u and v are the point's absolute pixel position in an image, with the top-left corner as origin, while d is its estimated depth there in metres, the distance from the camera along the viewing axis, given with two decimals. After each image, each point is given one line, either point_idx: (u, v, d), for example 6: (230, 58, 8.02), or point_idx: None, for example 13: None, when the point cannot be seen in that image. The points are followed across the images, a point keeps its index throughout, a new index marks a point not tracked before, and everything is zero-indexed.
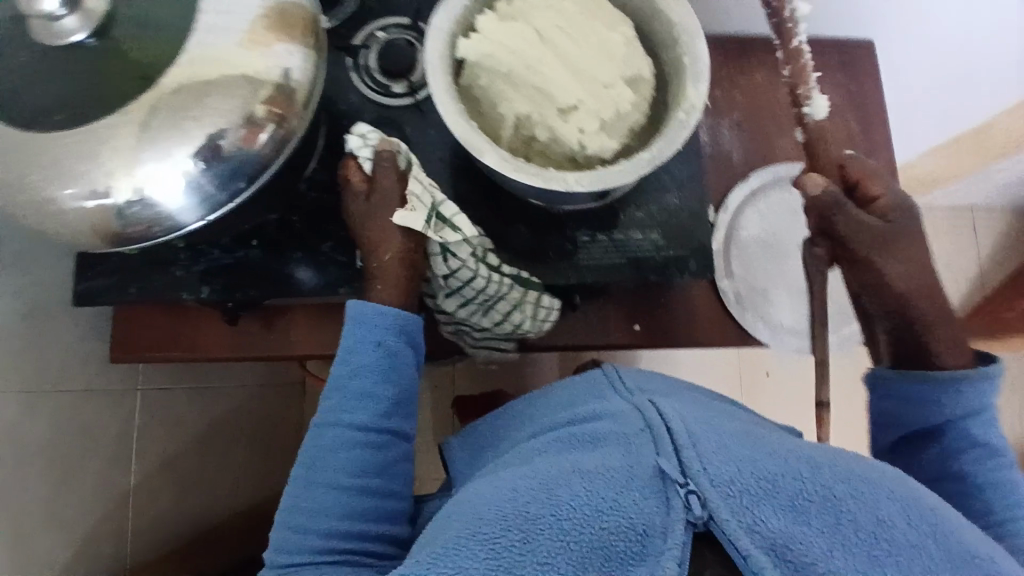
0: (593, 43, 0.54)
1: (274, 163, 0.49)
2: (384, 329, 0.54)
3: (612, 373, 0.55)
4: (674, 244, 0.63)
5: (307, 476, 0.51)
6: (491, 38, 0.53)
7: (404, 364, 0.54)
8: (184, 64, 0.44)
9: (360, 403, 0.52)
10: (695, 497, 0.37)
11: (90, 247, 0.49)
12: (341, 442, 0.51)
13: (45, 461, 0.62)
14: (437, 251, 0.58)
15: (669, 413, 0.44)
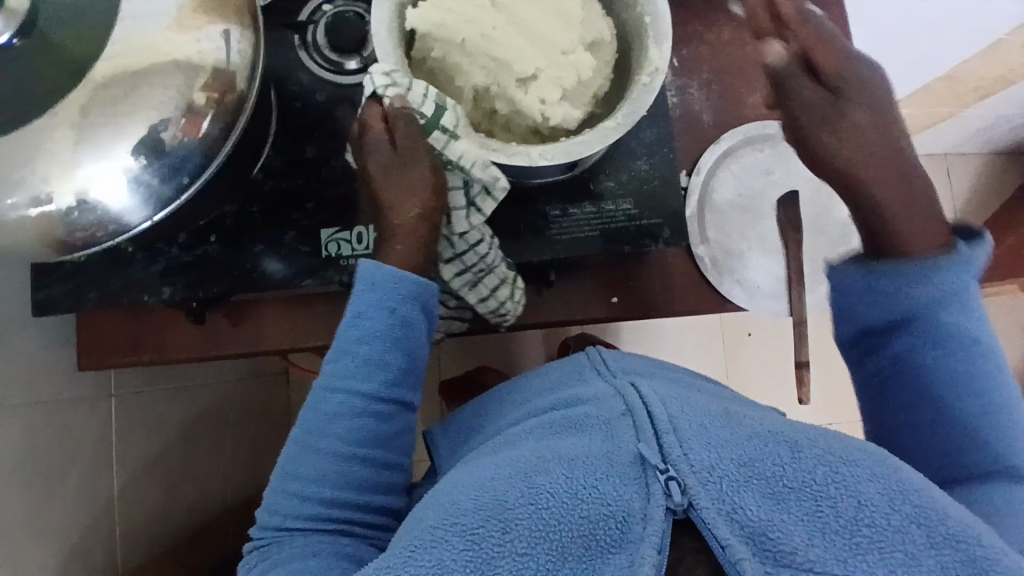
0: (549, 6, 0.52)
1: (222, 152, 0.47)
2: (396, 295, 0.50)
3: (596, 356, 0.55)
4: (648, 212, 0.62)
5: (306, 439, 0.49)
6: (442, 7, 0.51)
7: (416, 333, 0.51)
8: (112, 57, 0.41)
9: (369, 370, 0.49)
10: (675, 483, 0.36)
11: (38, 256, 0.47)
12: (345, 409, 0.49)
13: (22, 477, 0.60)
14: (461, 207, 0.54)
15: (652, 397, 0.44)
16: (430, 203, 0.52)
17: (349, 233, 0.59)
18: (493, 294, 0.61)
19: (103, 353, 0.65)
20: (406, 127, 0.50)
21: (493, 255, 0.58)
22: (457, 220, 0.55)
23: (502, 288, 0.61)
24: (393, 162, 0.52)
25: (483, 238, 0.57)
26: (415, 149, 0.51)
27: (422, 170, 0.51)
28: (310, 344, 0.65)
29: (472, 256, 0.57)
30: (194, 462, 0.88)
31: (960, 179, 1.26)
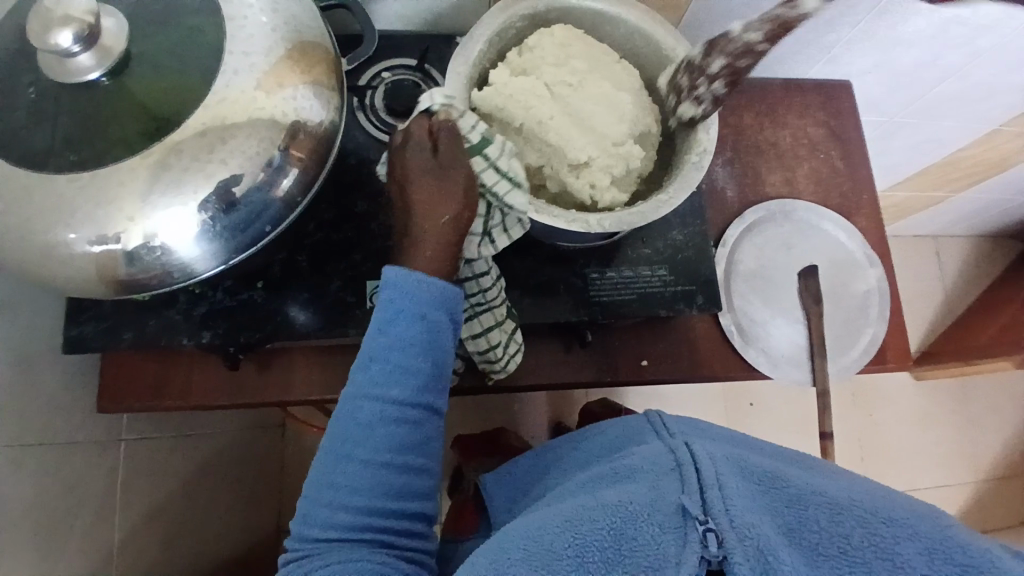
0: (603, 100, 0.55)
1: (296, 207, 0.48)
2: (423, 300, 0.45)
3: (658, 421, 0.53)
4: (682, 278, 0.64)
5: (339, 448, 0.45)
6: (503, 91, 0.53)
7: (447, 337, 0.47)
8: (208, 106, 0.42)
9: (398, 378, 0.45)
10: (712, 534, 0.37)
11: (91, 293, 0.47)
12: (376, 418, 0.45)
13: (30, 527, 0.57)
14: (478, 232, 0.51)
15: (702, 453, 0.45)
16: (462, 216, 0.46)
17: None
18: (485, 337, 0.57)
19: (125, 396, 0.63)
20: (451, 138, 0.46)
21: (494, 293, 0.55)
22: (471, 247, 0.51)
23: (495, 334, 0.57)
24: (431, 170, 0.46)
25: (488, 270, 0.54)
26: (450, 163, 0.46)
27: (459, 183, 0.46)
28: (340, 394, 0.65)
29: (473, 287, 0.54)
30: (191, 514, 0.84)
31: (945, 262, 1.33)
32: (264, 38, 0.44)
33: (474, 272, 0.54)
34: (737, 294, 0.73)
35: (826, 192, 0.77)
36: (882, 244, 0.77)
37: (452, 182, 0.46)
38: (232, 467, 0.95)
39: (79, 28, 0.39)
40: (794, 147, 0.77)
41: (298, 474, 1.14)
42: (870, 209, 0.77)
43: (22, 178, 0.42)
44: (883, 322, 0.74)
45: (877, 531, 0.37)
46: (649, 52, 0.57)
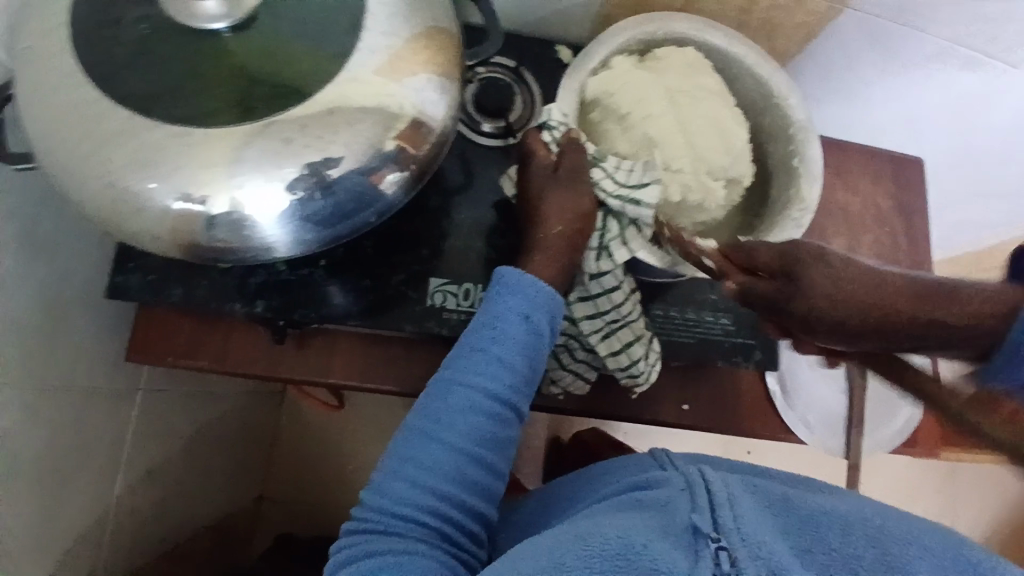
0: (714, 126, 0.54)
1: (394, 200, 0.46)
2: (532, 301, 0.46)
3: (659, 452, 0.54)
4: (744, 332, 0.63)
5: (424, 425, 0.44)
6: (624, 77, 0.53)
7: (546, 345, 0.47)
8: (337, 87, 0.40)
9: (495, 369, 0.44)
10: (725, 553, 0.36)
11: (158, 247, 0.44)
12: (468, 405, 0.44)
13: (40, 476, 0.54)
14: (594, 246, 0.52)
15: (716, 476, 0.43)
16: (580, 220, 0.50)
17: (456, 287, 0.59)
18: (626, 354, 0.55)
19: (156, 352, 0.60)
20: (577, 155, 0.50)
21: (629, 307, 0.54)
22: (589, 261, 0.52)
23: (637, 347, 0.55)
24: (553, 180, 0.51)
25: (618, 285, 0.53)
26: (572, 172, 0.50)
27: (582, 190, 0.50)
28: (377, 386, 0.62)
29: (605, 303, 0.53)
30: (185, 476, 0.81)
31: None
32: (397, 23, 0.42)
33: (604, 289, 0.53)
34: (784, 353, 0.72)
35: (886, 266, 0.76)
36: None
37: (571, 196, 0.50)
38: (230, 431, 0.93)
39: None
40: (863, 216, 0.76)
41: (288, 448, 1.12)
42: None
43: (123, 122, 0.39)
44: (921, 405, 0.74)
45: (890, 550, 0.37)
46: (759, 99, 0.56)
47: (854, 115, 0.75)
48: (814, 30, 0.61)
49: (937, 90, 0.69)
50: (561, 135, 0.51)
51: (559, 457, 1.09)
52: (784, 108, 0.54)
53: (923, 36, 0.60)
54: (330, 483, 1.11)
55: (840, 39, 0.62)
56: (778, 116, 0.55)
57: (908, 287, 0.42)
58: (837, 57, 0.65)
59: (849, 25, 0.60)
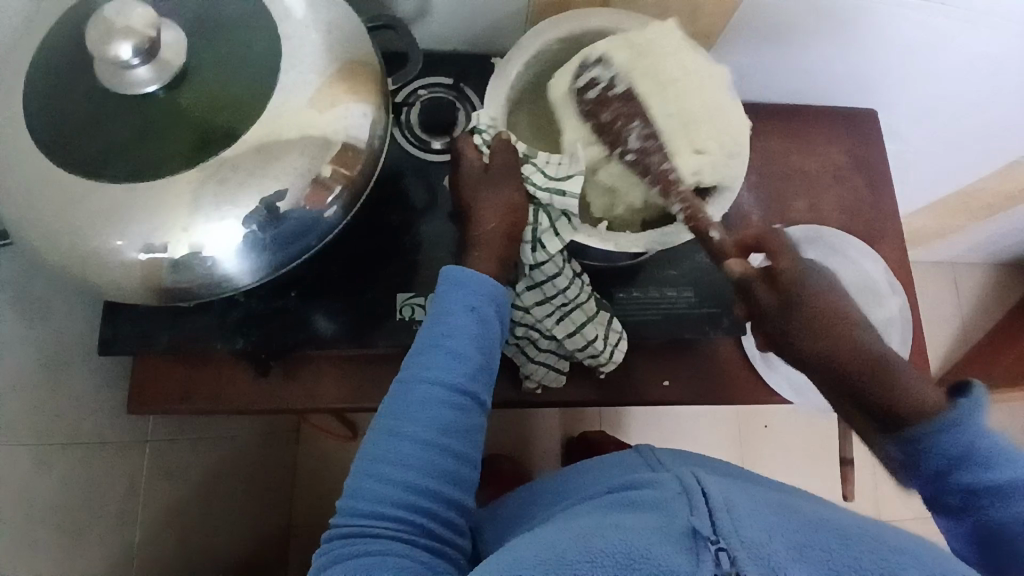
0: None
1: (340, 221, 0.49)
2: (478, 294, 0.50)
3: (646, 451, 0.56)
4: (708, 302, 0.65)
5: (392, 425, 0.46)
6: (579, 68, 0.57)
7: (495, 332, 0.50)
8: (266, 123, 0.44)
9: (452, 363, 0.48)
10: (726, 555, 0.37)
11: (130, 297, 0.47)
12: (429, 399, 0.47)
13: (56, 528, 0.57)
14: (528, 240, 0.55)
15: (708, 479, 0.44)
16: (513, 217, 0.53)
17: (423, 298, 0.62)
18: (581, 334, 0.59)
19: (154, 398, 0.63)
20: (504, 152, 0.54)
21: (578, 290, 0.58)
22: (526, 253, 0.56)
23: (591, 328, 0.59)
24: (484, 180, 0.54)
25: (560, 272, 0.57)
26: (501, 173, 0.54)
27: (513, 187, 0.54)
28: (365, 403, 0.65)
29: (550, 288, 0.57)
30: (205, 518, 0.85)
31: (963, 287, 1.33)
32: (316, 60, 0.46)
33: (548, 276, 0.56)
34: None
35: (852, 218, 0.77)
36: (905, 272, 0.77)
37: (502, 191, 0.53)
38: (247, 470, 0.97)
39: (138, 41, 0.41)
40: (821, 173, 0.77)
41: (312, 481, 1.15)
42: (894, 238, 0.77)
43: (77, 184, 0.43)
44: (906, 350, 0.75)
45: (882, 557, 0.37)
46: None
47: (795, 79, 0.76)
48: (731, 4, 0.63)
49: (868, 40, 0.70)
50: (491, 138, 0.55)
51: (573, 454, 1.11)
52: None
53: None
54: None
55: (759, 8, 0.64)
56: None
57: (874, 350, 0.47)
58: (765, 25, 0.67)
59: None
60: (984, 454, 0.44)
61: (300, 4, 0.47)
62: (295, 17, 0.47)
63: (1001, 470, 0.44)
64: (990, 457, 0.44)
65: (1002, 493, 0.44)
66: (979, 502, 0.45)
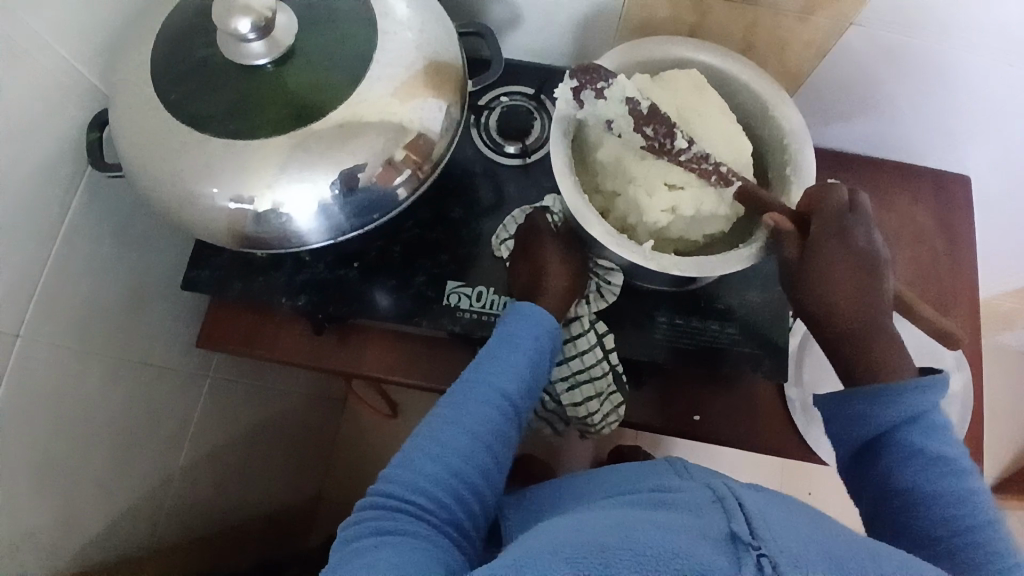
0: (721, 139, 0.56)
1: (406, 201, 0.53)
2: (543, 325, 0.56)
3: (679, 464, 0.57)
4: (752, 342, 0.64)
5: (445, 415, 0.52)
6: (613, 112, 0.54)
7: (546, 364, 0.56)
8: (349, 104, 0.49)
9: (511, 374, 0.54)
10: (766, 560, 0.37)
11: (219, 241, 0.53)
12: (486, 400, 0.53)
13: (114, 434, 0.64)
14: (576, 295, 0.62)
15: (740, 491, 0.45)
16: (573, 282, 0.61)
17: (470, 289, 0.65)
18: (584, 406, 0.63)
19: (220, 338, 0.69)
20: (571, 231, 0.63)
21: (596, 367, 0.62)
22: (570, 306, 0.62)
23: (594, 403, 0.63)
24: (564, 250, 0.62)
25: (585, 337, 0.62)
26: (579, 251, 0.62)
27: (577, 259, 0.62)
28: (402, 379, 0.69)
29: (571, 350, 0.62)
30: (245, 462, 0.92)
31: None
32: (408, 57, 0.51)
33: (573, 335, 0.62)
34: (807, 369, 0.71)
35: (923, 285, 0.74)
36: (972, 350, 0.73)
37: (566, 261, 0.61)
38: (290, 428, 1.03)
39: (256, 18, 0.46)
40: (899, 234, 0.75)
41: (346, 453, 1.21)
42: (966, 314, 0.74)
43: (184, 135, 0.49)
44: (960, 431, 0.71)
45: None
46: (757, 113, 0.59)
47: (883, 134, 0.74)
48: (821, 48, 0.63)
49: (965, 104, 0.68)
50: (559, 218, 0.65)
51: None
52: (778, 120, 0.57)
53: (937, 50, 0.61)
54: None
55: (849, 56, 0.63)
56: (773, 128, 0.58)
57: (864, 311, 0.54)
58: (854, 73, 0.66)
59: (859, 43, 0.61)
60: (923, 423, 0.51)
61: (401, 5, 0.52)
62: (394, 14, 0.52)
63: (935, 441, 0.51)
64: (932, 426, 0.51)
65: (930, 460, 0.50)
66: (909, 462, 0.50)
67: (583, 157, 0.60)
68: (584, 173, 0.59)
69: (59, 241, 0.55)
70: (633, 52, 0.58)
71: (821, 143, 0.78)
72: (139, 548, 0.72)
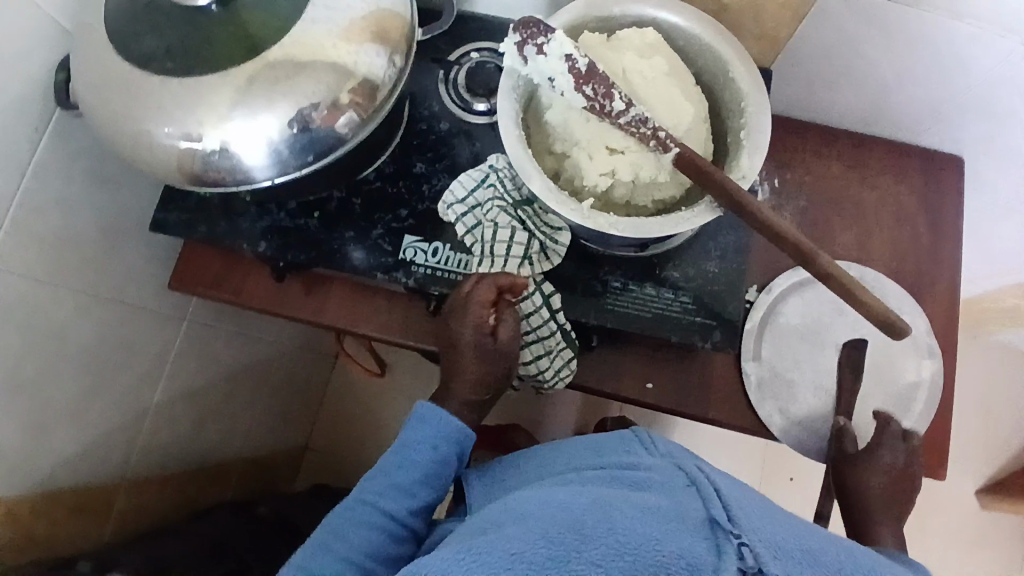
0: (670, 99, 0.55)
1: (348, 145, 0.53)
2: (443, 433, 0.56)
3: (643, 438, 0.53)
4: (704, 311, 0.63)
5: (328, 540, 0.54)
6: (555, 70, 0.53)
7: (448, 475, 0.56)
8: (288, 44, 0.50)
9: (399, 495, 0.55)
10: (747, 549, 0.36)
11: (171, 182, 0.54)
12: (368, 520, 0.54)
13: (84, 365, 0.68)
14: (520, 255, 0.63)
15: (710, 476, 0.44)
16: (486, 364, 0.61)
17: (427, 244, 0.65)
18: (534, 364, 0.64)
19: (191, 281, 0.72)
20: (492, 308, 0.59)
21: (543, 326, 0.63)
22: (512, 266, 0.63)
23: (544, 360, 0.64)
24: (490, 349, 0.60)
25: (530, 296, 0.62)
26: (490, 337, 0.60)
27: (493, 339, 0.60)
28: (361, 331, 0.70)
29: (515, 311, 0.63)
30: (224, 408, 0.96)
31: None
32: (351, 4, 0.51)
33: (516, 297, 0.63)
34: (767, 345, 0.69)
35: (898, 267, 0.72)
36: (946, 337, 0.71)
37: (480, 343, 0.60)
38: (274, 380, 1.06)
39: None
40: (879, 213, 0.72)
41: (335, 407, 1.24)
42: (941, 299, 0.71)
43: (132, 75, 0.50)
44: (926, 420, 0.69)
45: None
46: (718, 77, 0.58)
47: (869, 106, 0.71)
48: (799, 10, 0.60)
49: (952, 77, 0.64)
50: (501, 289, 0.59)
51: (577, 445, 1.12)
52: (736, 82, 0.56)
53: (919, 17, 0.57)
54: (364, 446, 1.21)
55: (829, 20, 0.60)
56: (732, 90, 0.57)
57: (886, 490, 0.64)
58: (835, 39, 0.63)
59: (835, 7, 0.58)
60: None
61: None
62: None
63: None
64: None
65: None
66: None
67: (534, 117, 0.59)
68: (534, 134, 0.59)
69: (26, 175, 0.57)
70: (590, 7, 0.56)
71: (807, 115, 0.75)
72: (110, 477, 0.76)
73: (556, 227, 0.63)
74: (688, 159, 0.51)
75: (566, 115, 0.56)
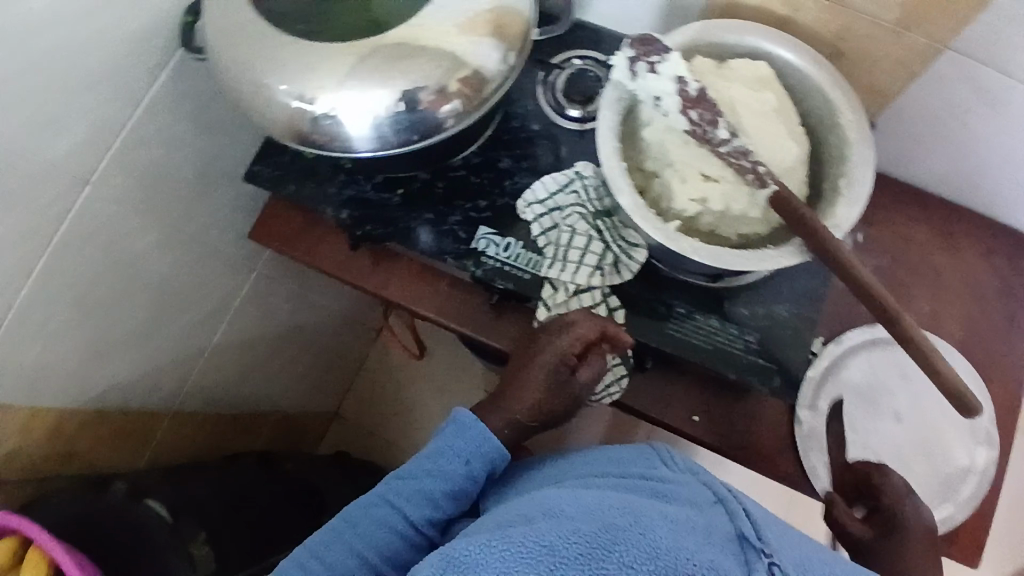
0: (771, 136, 0.55)
1: (449, 131, 0.54)
2: (478, 449, 0.56)
3: (663, 450, 0.53)
4: (767, 353, 0.62)
5: (346, 531, 0.55)
6: (664, 89, 0.54)
7: (474, 490, 0.56)
8: (412, 27, 0.52)
9: (421, 503, 0.55)
10: (777, 568, 0.38)
11: (277, 138, 0.55)
12: (388, 522, 0.55)
13: (152, 298, 0.71)
14: (592, 265, 0.63)
15: (731, 494, 0.46)
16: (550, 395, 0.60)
17: (500, 239, 0.66)
18: None
19: (268, 235, 0.74)
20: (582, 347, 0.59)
21: None
22: (582, 274, 0.63)
23: None
24: (562, 384, 0.60)
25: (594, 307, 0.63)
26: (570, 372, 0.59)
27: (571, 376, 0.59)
28: (420, 311, 0.71)
29: None
30: (268, 363, 0.98)
31: None
32: None
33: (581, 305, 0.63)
34: (825, 396, 0.68)
35: (969, 345, 0.70)
36: (1008, 426, 0.68)
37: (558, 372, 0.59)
38: (319, 344, 1.09)
39: None
40: (958, 287, 0.70)
41: (369, 381, 1.26)
42: (1009, 386, 0.69)
43: (261, 32, 0.53)
44: (971, 508, 0.66)
45: None
46: (823, 122, 0.57)
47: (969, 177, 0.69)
48: (918, 70, 0.59)
49: None
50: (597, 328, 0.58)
51: None
52: (842, 129, 0.55)
53: None
54: (390, 424, 1.23)
55: (945, 85, 0.59)
56: (837, 137, 0.56)
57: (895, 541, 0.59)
58: (948, 105, 0.61)
59: (954, 72, 0.57)
60: None
61: None
62: None
63: None
64: None
65: None
66: None
67: (631, 133, 0.59)
68: (629, 150, 0.59)
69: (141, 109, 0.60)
70: (704, 35, 0.57)
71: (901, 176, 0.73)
72: (155, 408, 0.80)
73: (634, 243, 0.63)
74: (784, 195, 0.51)
75: (665, 136, 0.56)
